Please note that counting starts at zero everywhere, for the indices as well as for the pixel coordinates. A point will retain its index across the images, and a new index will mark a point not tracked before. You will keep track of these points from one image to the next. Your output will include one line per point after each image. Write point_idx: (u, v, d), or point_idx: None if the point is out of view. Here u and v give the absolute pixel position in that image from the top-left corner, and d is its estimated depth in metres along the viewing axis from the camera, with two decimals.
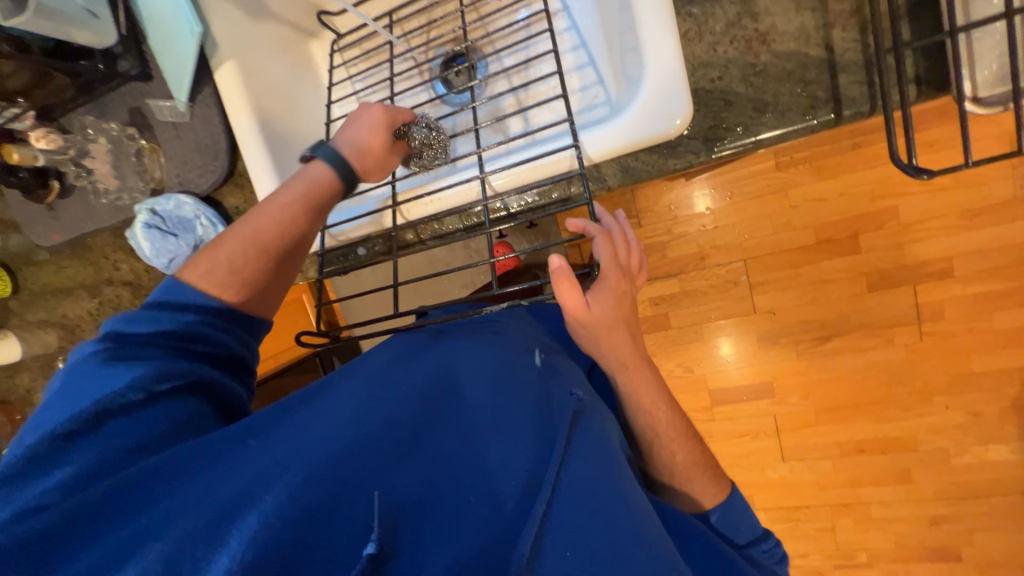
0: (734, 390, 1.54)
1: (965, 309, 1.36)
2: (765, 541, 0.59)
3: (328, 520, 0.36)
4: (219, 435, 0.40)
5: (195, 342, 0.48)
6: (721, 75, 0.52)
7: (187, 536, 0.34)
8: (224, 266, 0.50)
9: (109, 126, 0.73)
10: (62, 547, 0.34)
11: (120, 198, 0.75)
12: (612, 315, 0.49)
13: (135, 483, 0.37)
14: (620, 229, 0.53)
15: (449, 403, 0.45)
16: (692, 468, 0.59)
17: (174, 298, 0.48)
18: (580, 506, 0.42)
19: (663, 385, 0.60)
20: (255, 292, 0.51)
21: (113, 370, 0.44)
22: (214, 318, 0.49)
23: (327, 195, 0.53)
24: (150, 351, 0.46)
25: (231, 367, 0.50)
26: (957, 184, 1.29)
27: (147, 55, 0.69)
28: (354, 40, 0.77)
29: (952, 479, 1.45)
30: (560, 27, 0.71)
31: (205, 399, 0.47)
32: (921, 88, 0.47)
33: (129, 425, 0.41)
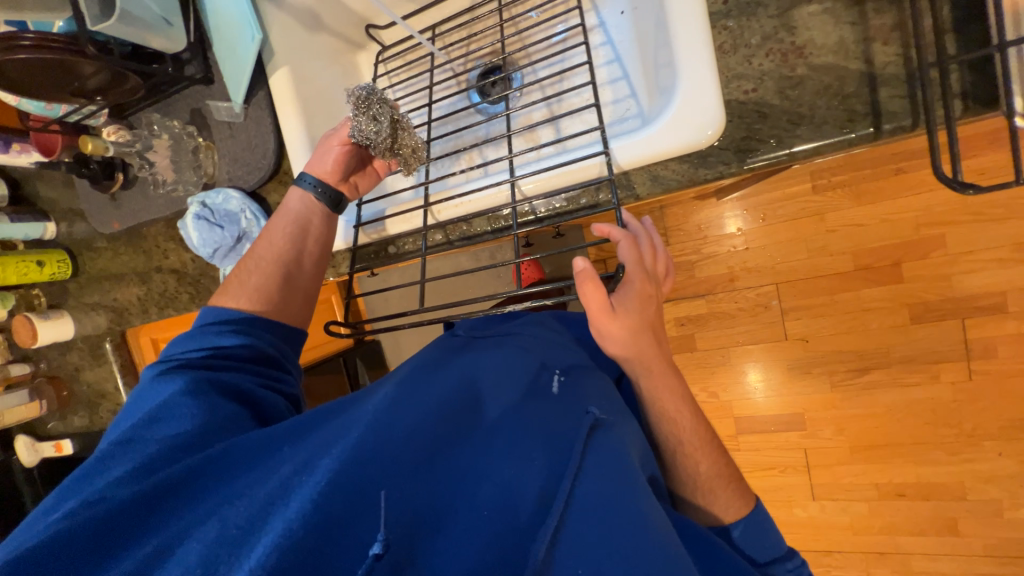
0: (762, 419, 1.47)
1: (1020, 349, 1.26)
2: (791, 560, 0.55)
3: (348, 526, 0.37)
4: (259, 441, 0.44)
5: (238, 355, 0.56)
6: (755, 87, 0.52)
7: (220, 534, 0.36)
8: (241, 280, 0.62)
9: (172, 124, 0.80)
10: (127, 531, 0.39)
11: (176, 190, 0.81)
12: (636, 320, 0.49)
13: (188, 480, 0.41)
14: (648, 235, 0.53)
15: (469, 417, 0.46)
16: (716, 479, 0.57)
17: (219, 318, 0.58)
18: (594, 523, 0.39)
19: (689, 393, 0.59)
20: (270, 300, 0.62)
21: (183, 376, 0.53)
22: (252, 329, 0.58)
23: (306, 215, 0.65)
24: (198, 367, 0.54)
25: (268, 374, 0.57)
26: (1011, 214, 1.23)
27: (211, 61, 0.76)
28: (398, 51, 0.82)
29: (1005, 535, 1.33)
30: (596, 42, 0.73)
31: (246, 404, 0.53)
32: (967, 104, 0.45)
33: (181, 424, 0.48)
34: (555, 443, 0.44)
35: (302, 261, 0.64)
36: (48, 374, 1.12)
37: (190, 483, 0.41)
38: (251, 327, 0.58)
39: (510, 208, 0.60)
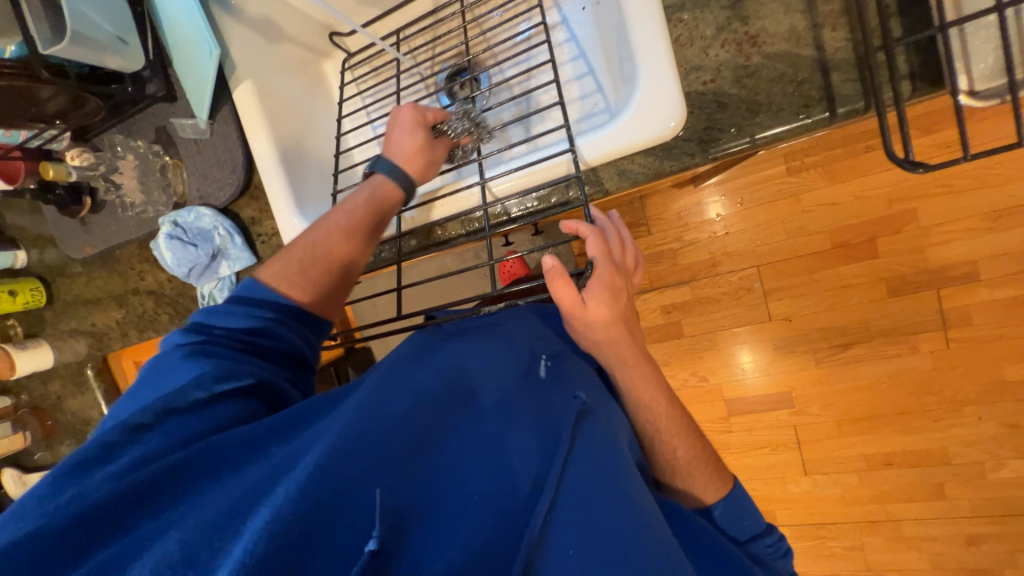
0: (752, 400, 1.50)
1: (994, 315, 1.30)
2: (768, 536, 0.58)
3: (336, 519, 0.36)
4: (239, 435, 0.42)
5: (267, 343, 0.53)
6: (713, 77, 0.52)
7: (200, 531, 0.35)
8: (295, 265, 0.56)
9: (137, 144, 0.78)
10: (107, 531, 0.37)
11: (146, 211, 0.80)
12: (610, 312, 0.49)
13: (161, 479, 0.39)
14: (614, 228, 0.54)
15: (455, 405, 0.46)
16: (694, 463, 0.59)
17: (247, 298, 0.54)
18: (585, 506, 0.41)
19: (665, 381, 0.60)
20: (324, 294, 0.57)
21: (190, 362, 0.50)
22: (286, 319, 0.54)
23: (385, 200, 0.59)
24: (223, 351, 0.51)
25: (293, 366, 0.55)
26: (978, 185, 1.26)
27: (172, 78, 0.75)
28: (363, 58, 0.82)
29: (989, 495, 1.37)
30: (559, 39, 0.74)
31: (266, 402, 0.50)
32: (914, 85, 0.47)
33: (198, 417, 0.45)
34: (542, 431, 0.46)
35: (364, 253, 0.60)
36: (31, 404, 1.10)
37: (188, 472, 0.39)
38: (286, 317, 0.54)
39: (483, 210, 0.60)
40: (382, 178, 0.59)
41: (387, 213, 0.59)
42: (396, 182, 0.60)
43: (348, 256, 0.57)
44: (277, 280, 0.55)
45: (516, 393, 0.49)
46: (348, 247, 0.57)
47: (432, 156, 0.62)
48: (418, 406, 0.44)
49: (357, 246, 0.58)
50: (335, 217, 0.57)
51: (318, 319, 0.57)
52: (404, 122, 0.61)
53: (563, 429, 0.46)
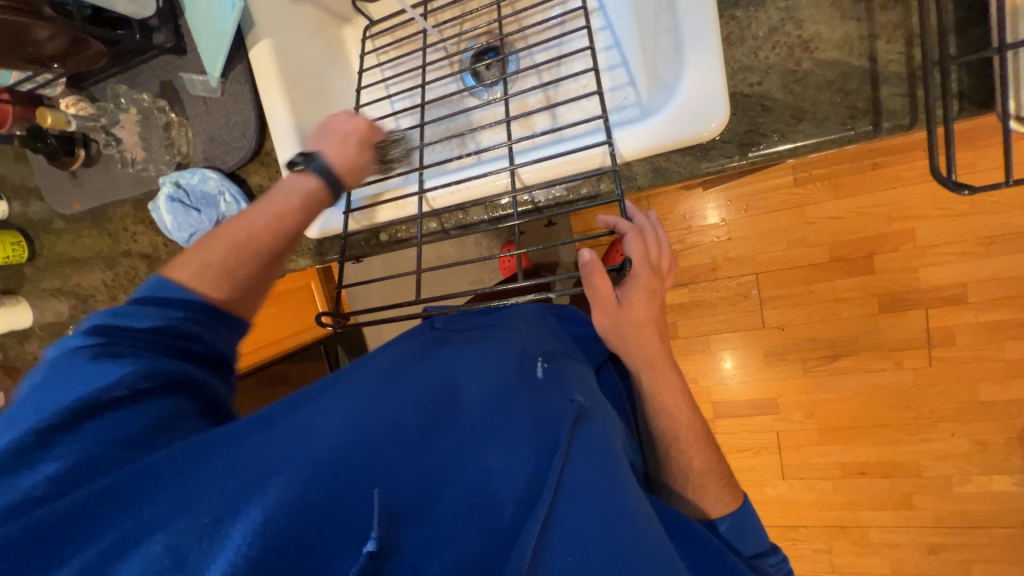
0: (738, 404, 1.53)
1: (977, 337, 1.35)
2: (772, 555, 0.59)
3: (332, 518, 0.35)
4: (224, 431, 0.39)
5: (186, 341, 0.45)
6: (760, 80, 0.51)
7: (191, 526, 0.33)
8: (216, 267, 0.47)
9: (141, 97, 0.73)
10: (50, 552, 0.32)
11: (146, 169, 0.75)
12: (645, 313, 0.50)
13: (132, 478, 0.35)
14: (652, 228, 0.53)
15: (452, 406, 0.45)
16: (706, 474, 0.59)
17: (156, 297, 0.45)
18: (584, 509, 0.42)
19: (687, 389, 0.60)
20: (247, 297, 0.49)
21: (94, 365, 0.41)
22: (192, 320, 0.45)
23: (323, 204, 0.52)
24: (131, 351, 0.43)
25: (216, 366, 0.47)
26: (975, 209, 1.29)
27: (182, 28, 0.70)
28: (387, 27, 0.78)
29: (953, 508, 1.44)
30: (596, 26, 0.71)
31: (188, 399, 0.44)
32: (962, 104, 0.46)
33: (110, 425, 0.39)
34: (539, 434, 0.46)
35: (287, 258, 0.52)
36: (4, 364, 1.04)
37: (155, 473, 0.36)
38: (207, 316, 0.46)
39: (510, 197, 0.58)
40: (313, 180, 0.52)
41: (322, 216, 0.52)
42: (327, 184, 0.52)
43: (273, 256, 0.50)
44: (186, 278, 0.46)
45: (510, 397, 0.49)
46: (275, 246, 0.50)
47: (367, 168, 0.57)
48: (411, 406, 0.42)
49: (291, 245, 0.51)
50: (263, 210, 0.49)
51: (235, 319, 0.48)
52: (351, 129, 0.56)
53: (562, 431, 0.46)
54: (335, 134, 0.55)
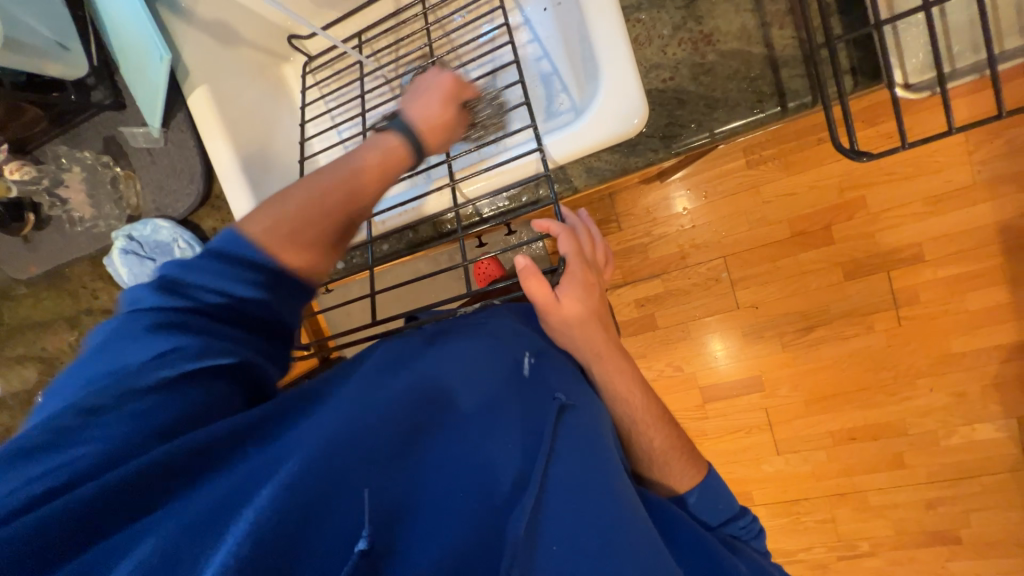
0: (725, 386, 1.55)
1: (939, 292, 1.39)
2: (742, 518, 0.62)
3: (322, 519, 0.36)
4: (202, 440, 0.39)
5: (250, 309, 0.46)
6: (672, 75, 0.54)
7: (181, 529, 0.34)
8: (289, 222, 0.47)
9: (83, 154, 0.74)
10: (62, 544, 0.33)
11: (97, 226, 0.75)
12: (584, 308, 0.50)
13: (121, 480, 0.35)
14: (586, 224, 0.55)
15: (439, 408, 0.47)
16: (669, 451, 0.63)
17: (230, 251, 0.45)
18: (570, 499, 0.47)
19: (638, 373, 0.63)
20: (320, 260, 0.49)
21: (150, 334, 0.44)
22: (261, 277, 0.46)
23: (398, 158, 0.54)
24: (195, 323, 0.45)
25: (265, 334, 0.48)
26: (918, 171, 1.34)
27: (119, 84, 0.71)
28: (325, 61, 0.81)
29: (942, 461, 1.47)
30: (523, 40, 0.74)
31: (238, 380, 0.46)
32: (856, 79, 0.50)
33: (154, 408, 0.41)
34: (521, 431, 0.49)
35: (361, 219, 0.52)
36: None
37: (175, 463, 0.37)
38: (274, 280, 0.46)
39: (454, 212, 0.61)
40: (394, 135, 0.54)
41: (396, 181, 0.54)
42: (409, 139, 0.55)
43: (353, 216, 0.51)
44: (260, 231, 0.46)
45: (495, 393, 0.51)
46: (357, 206, 0.51)
47: (452, 133, 0.60)
48: (399, 412, 0.44)
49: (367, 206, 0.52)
50: (345, 167, 0.51)
51: (303, 284, 0.48)
52: (437, 88, 0.59)
53: (549, 425, 0.51)
54: (429, 90, 0.58)
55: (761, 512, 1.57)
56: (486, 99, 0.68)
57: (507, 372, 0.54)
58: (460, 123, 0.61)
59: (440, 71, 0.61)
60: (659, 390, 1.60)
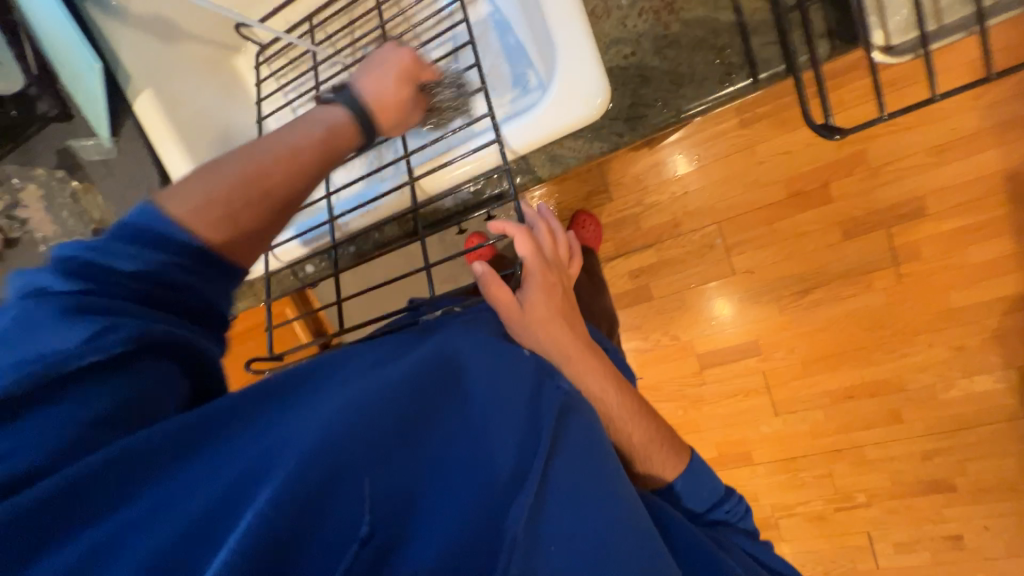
0: (722, 352, 1.54)
1: (940, 247, 1.35)
2: (728, 501, 0.67)
3: (320, 513, 0.35)
4: (197, 417, 0.40)
5: (180, 291, 0.44)
6: (633, 50, 0.51)
7: (181, 524, 0.33)
8: (220, 206, 0.46)
9: (36, 172, 0.71)
10: (47, 532, 0.33)
11: (62, 243, 0.73)
12: (546, 307, 0.56)
13: (119, 466, 0.35)
14: (544, 220, 0.61)
15: (446, 392, 0.45)
16: (651, 445, 0.64)
17: (147, 230, 0.43)
18: (570, 500, 0.43)
19: (611, 369, 0.62)
20: (249, 243, 0.48)
21: (62, 320, 0.39)
22: (184, 260, 0.44)
23: (340, 140, 0.51)
24: (121, 306, 0.41)
25: (203, 321, 0.47)
26: (920, 121, 1.28)
27: (64, 93, 0.69)
28: (278, 49, 0.75)
29: (941, 414, 1.45)
30: (482, 13, 0.68)
31: (178, 357, 0.44)
32: (835, 42, 0.47)
33: (87, 398, 0.38)
34: (527, 418, 0.46)
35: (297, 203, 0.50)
36: None
37: (160, 456, 0.37)
38: (201, 261, 0.45)
39: (414, 213, 0.59)
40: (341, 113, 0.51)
41: (333, 163, 0.51)
42: (357, 120, 0.52)
43: (287, 201, 0.49)
44: (177, 209, 0.45)
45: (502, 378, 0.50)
46: (291, 190, 0.49)
47: (407, 117, 0.57)
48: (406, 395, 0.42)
49: (301, 191, 0.50)
50: (274, 150, 0.48)
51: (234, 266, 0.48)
52: (393, 65, 0.55)
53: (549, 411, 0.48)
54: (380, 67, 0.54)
55: (759, 471, 1.59)
56: (447, 82, 0.62)
57: (511, 360, 0.51)
58: (417, 106, 0.58)
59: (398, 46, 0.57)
60: (656, 360, 1.59)
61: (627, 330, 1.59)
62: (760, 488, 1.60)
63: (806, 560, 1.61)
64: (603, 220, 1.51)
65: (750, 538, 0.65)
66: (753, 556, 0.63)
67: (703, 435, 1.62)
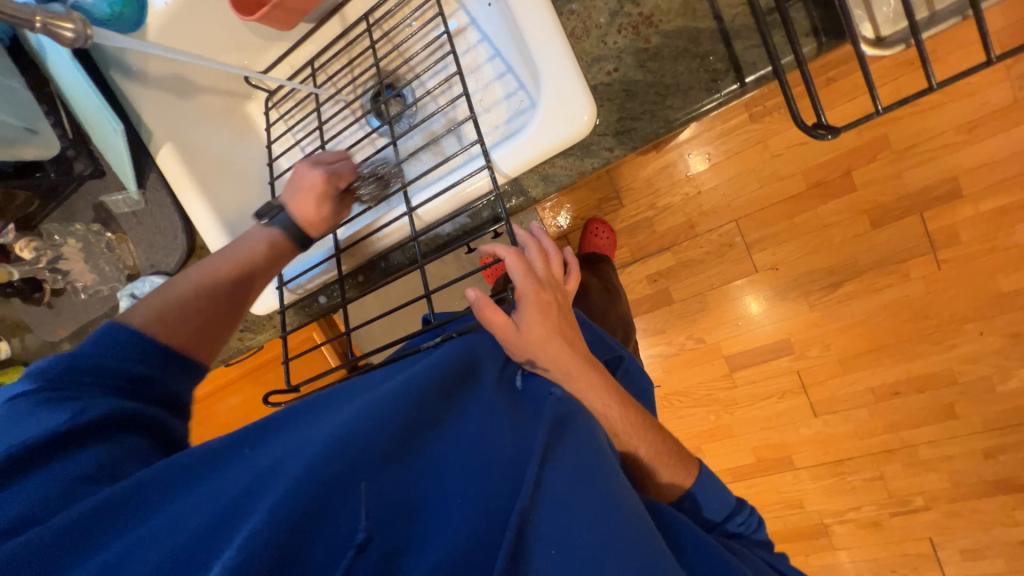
0: (753, 352, 1.48)
1: (982, 229, 1.26)
2: (740, 512, 0.65)
3: (319, 520, 0.36)
4: (217, 446, 0.43)
5: (148, 385, 0.52)
6: (616, 66, 0.54)
7: (192, 536, 0.35)
8: (171, 310, 0.56)
9: (75, 227, 0.78)
10: (75, 543, 0.36)
11: (100, 290, 0.79)
12: (542, 326, 0.57)
13: (136, 492, 0.39)
14: (536, 240, 0.62)
15: (443, 405, 0.46)
16: (658, 457, 0.63)
17: (120, 334, 0.52)
18: (568, 503, 0.42)
19: (611, 383, 0.61)
20: (196, 338, 0.57)
21: (37, 412, 0.45)
22: (150, 357, 0.53)
23: (278, 250, 0.62)
24: (92, 393, 0.48)
25: (171, 406, 0.53)
26: (946, 98, 1.22)
27: (96, 152, 0.76)
28: (284, 94, 0.79)
29: (1001, 407, 1.34)
30: (473, 41, 0.70)
31: (139, 432, 0.48)
32: (820, 40, 0.50)
33: (59, 468, 0.42)
34: (524, 425, 0.49)
35: (235, 302, 0.60)
36: None
37: (182, 478, 0.40)
38: (164, 359, 0.53)
39: (414, 241, 0.61)
40: (260, 230, 0.62)
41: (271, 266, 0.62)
42: (290, 236, 0.62)
43: (232, 300, 0.60)
44: (142, 320, 0.55)
45: (501, 392, 0.52)
46: (235, 289, 0.60)
47: (332, 220, 0.64)
48: (404, 403, 0.43)
49: (243, 287, 0.61)
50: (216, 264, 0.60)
51: (192, 361, 0.57)
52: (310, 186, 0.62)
53: (542, 426, 0.47)
54: (294, 190, 0.61)
55: (802, 476, 1.51)
56: (366, 177, 0.66)
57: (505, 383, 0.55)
58: (341, 209, 0.65)
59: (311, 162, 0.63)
60: (683, 364, 1.55)
61: (650, 334, 1.55)
62: (808, 494, 1.52)
63: (865, 570, 1.50)
64: (617, 225, 1.49)
65: (766, 550, 0.64)
66: (774, 568, 0.60)
67: (739, 440, 1.55)
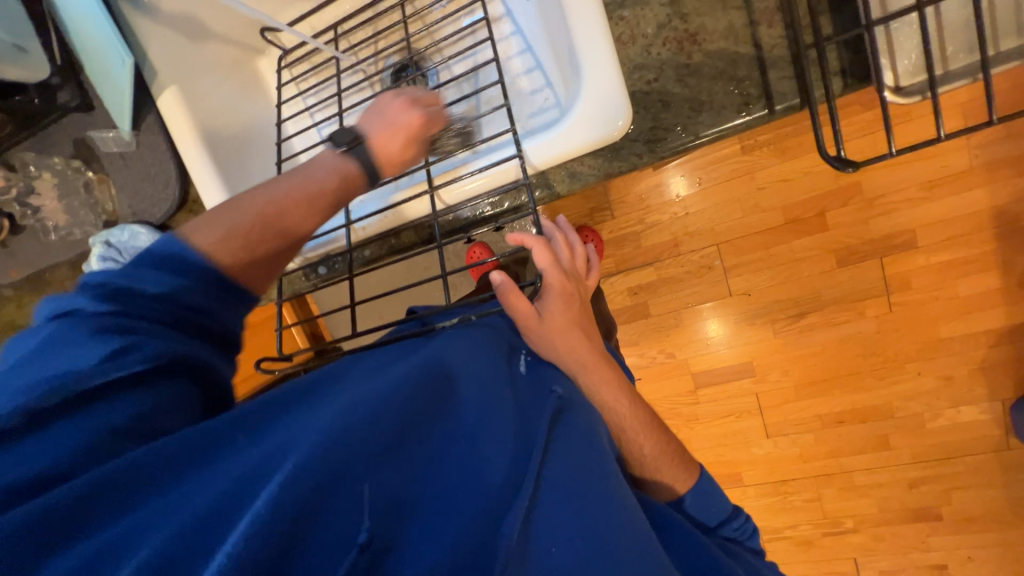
0: (718, 371, 1.55)
1: (930, 279, 1.39)
2: (735, 519, 0.67)
3: (319, 515, 0.33)
4: (197, 435, 0.38)
5: (205, 319, 0.46)
6: (656, 76, 0.57)
7: (176, 529, 0.31)
8: (239, 236, 0.48)
9: (52, 160, 0.72)
10: (58, 538, 0.31)
11: (71, 233, 0.73)
12: (565, 317, 0.59)
13: (122, 479, 0.34)
14: (562, 234, 0.64)
15: (444, 398, 0.44)
16: (661, 458, 0.65)
17: (179, 260, 0.46)
18: (565, 502, 0.43)
19: (621, 378, 0.65)
20: (256, 268, 0.49)
21: (96, 338, 0.42)
22: (209, 289, 0.47)
23: (356, 184, 0.52)
24: (145, 324, 0.44)
25: (225, 346, 0.49)
26: (913, 157, 1.33)
27: (85, 83, 0.70)
28: (301, 55, 0.76)
29: (928, 443, 1.47)
30: (505, 33, 0.71)
31: (187, 376, 0.45)
32: (846, 80, 0.55)
33: (102, 413, 0.39)
34: (523, 421, 0.48)
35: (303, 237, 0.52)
36: None
37: (162, 466, 0.35)
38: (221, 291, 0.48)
39: (434, 221, 0.60)
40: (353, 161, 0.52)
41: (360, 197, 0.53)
42: (364, 173, 0.53)
43: (301, 237, 0.51)
44: (205, 243, 0.47)
45: (500, 386, 0.51)
46: (304, 229, 0.51)
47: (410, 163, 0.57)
48: (405, 396, 0.41)
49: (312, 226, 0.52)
50: (295, 189, 0.50)
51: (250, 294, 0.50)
52: (402, 124, 0.54)
53: (538, 426, 0.48)
54: (382, 120, 0.54)
55: (749, 493, 1.59)
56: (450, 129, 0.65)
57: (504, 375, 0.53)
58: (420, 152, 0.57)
59: (400, 94, 0.56)
60: (652, 377, 1.60)
61: (624, 345, 1.60)
62: (752, 510, 1.60)
63: None
64: (605, 236, 1.53)
65: (757, 557, 0.66)
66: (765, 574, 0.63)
67: (694, 454, 1.62)
